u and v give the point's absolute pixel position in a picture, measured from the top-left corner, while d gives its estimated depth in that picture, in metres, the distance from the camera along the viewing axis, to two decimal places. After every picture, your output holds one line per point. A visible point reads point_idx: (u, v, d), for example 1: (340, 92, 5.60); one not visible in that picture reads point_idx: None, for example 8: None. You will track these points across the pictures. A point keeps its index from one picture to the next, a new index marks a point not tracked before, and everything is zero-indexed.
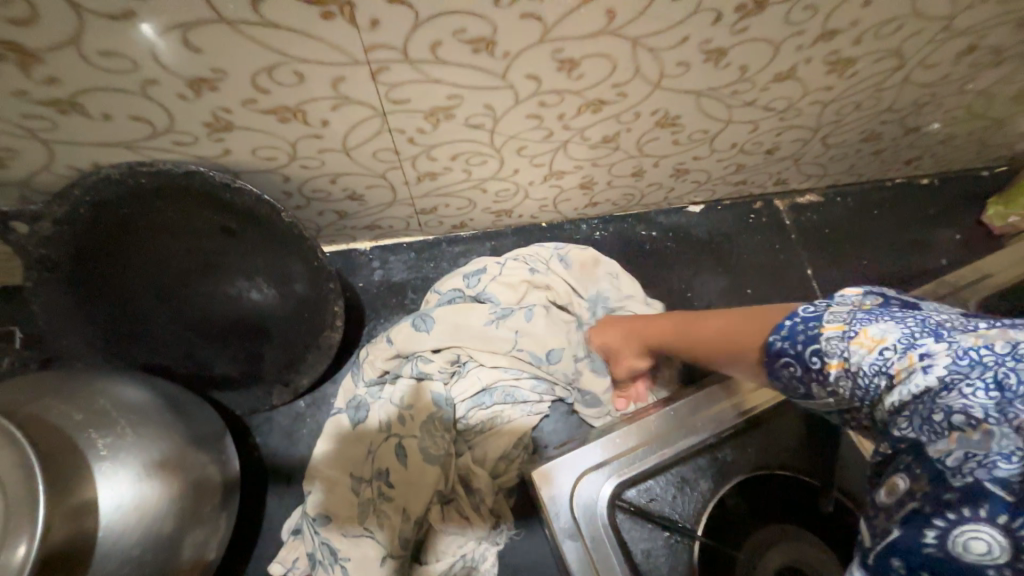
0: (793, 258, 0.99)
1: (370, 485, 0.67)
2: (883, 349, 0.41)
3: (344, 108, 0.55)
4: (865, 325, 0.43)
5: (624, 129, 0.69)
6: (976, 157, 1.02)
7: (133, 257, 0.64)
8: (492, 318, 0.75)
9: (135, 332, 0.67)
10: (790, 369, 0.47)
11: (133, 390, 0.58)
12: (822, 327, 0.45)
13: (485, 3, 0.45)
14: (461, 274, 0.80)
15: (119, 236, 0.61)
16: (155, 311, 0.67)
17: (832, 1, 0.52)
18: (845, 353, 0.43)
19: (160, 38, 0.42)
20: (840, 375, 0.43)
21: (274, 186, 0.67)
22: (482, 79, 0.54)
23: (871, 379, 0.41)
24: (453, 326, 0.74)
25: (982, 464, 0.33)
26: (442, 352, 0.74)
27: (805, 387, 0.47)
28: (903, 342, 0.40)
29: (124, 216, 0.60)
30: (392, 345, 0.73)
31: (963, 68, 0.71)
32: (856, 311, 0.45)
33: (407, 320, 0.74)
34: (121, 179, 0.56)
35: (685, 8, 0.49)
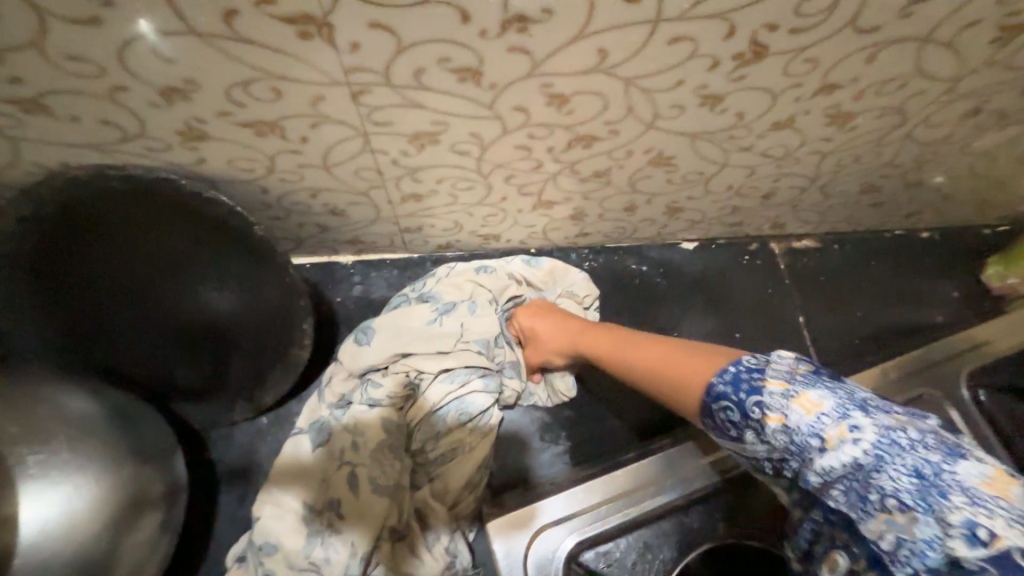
0: (785, 303, 0.97)
1: (320, 515, 0.64)
2: (820, 413, 0.46)
3: (324, 126, 0.53)
4: (806, 389, 0.47)
5: (616, 165, 0.67)
6: (978, 215, 1.00)
7: (96, 260, 0.60)
8: (435, 315, 0.74)
9: (95, 337, 0.64)
10: (726, 412, 0.51)
11: (79, 399, 0.56)
12: (766, 382, 0.49)
13: (470, 34, 0.43)
14: (410, 285, 0.80)
15: (85, 238, 0.59)
16: (117, 317, 0.64)
17: (833, 56, 0.51)
18: (786, 410, 0.47)
19: (129, 46, 0.41)
20: (778, 430, 0.47)
21: (252, 197, 0.65)
22: (468, 108, 0.52)
23: (805, 439, 0.46)
24: (395, 332, 0.72)
25: (914, 553, 0.41)
26: (388, 369, 0.71)
27: (737, 430, 0.50)
28: (836, 413, 0.46)
29: (92, 218, 0.58)
30: (342, 364, 0.72)
31: (966, 129, 0.69)
32: (794, 372, 0.49)
33: (349, 338, 0.73)
34: (90, 181, 0.55)
35: (681, 52, 0.48)
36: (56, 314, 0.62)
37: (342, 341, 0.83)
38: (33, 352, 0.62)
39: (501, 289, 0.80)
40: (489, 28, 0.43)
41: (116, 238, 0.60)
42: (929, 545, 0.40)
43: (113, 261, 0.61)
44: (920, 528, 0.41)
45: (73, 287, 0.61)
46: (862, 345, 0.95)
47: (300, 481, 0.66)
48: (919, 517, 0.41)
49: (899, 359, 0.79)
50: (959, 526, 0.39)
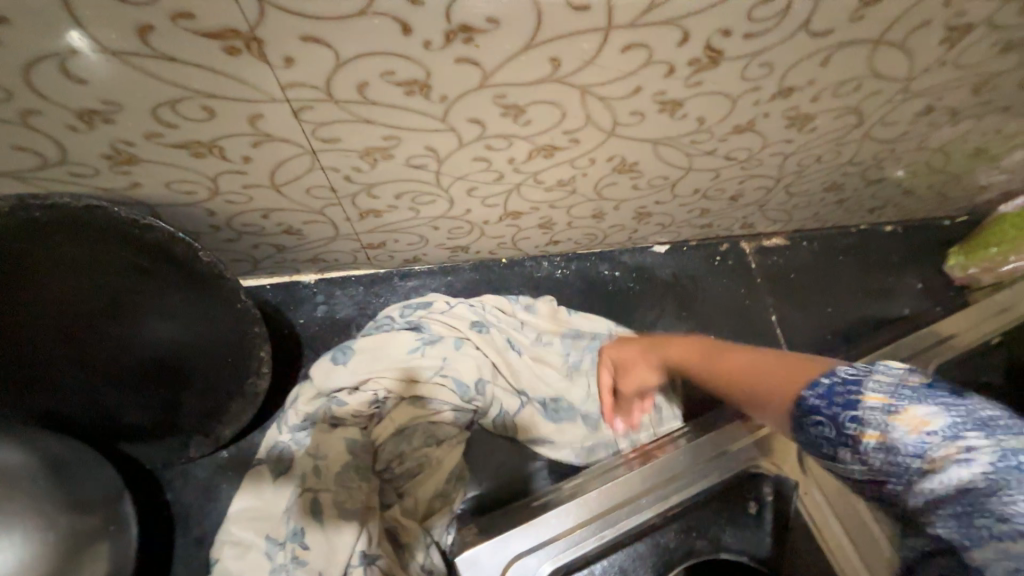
0: (758, 302, 0.97)
1: (284, 548, 0.60)
2: (927, 432, 0.39)
3: (266, 145, 0.50)
4: (912, 404, 0.40)
5: (580, 173, 0.66)
6: (938, 207, 1.03)
7: (21, 296, 0.54)
8: (418, 344, 0.72)
9: (31, 381, 0.59)
10: (820, 428, 0.44)
11: (12, 451, 0.50)
12: (863, 394, 0.42)
13: (413, 46, 0.41)
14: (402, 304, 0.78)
15: (14, 282, 0.53)
16: (53, 358, 0.59)
17: (788, 59, 0.50)
18: (885, 426, 0.40)
19: (33, 68, 0.37)
20: (877, 449, 0.40)
21: (197, 219, 0.61)
22: (420, 121, 0.50)
23: (912, 462, 0.39)
24: (373, 356, 0.70)
25: None
26: (358, 394, 0.68)
27: (832, 449, 0.44)
28: (947, 432, 0.38)
29: (23, 259, 0.52)
30: (311, 384, 0.68)
31: (922, 127, 0.70)
32: (901, 384, 0.42)
33: (327, 354, 0.69)
34: (10, 214, 0.49)
35: (635, 59, 0.46)
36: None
37: (307, 363, 0.80)
38: None
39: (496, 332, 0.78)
40: (433, 39, 0.40)
41: (44, 273, 0.54)
42: None
43: (44, 302, 0.55)
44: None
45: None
46: (834, 341, 0.96)
47: (263, 516, 0.63)
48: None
49: (868, 355, 0.80)
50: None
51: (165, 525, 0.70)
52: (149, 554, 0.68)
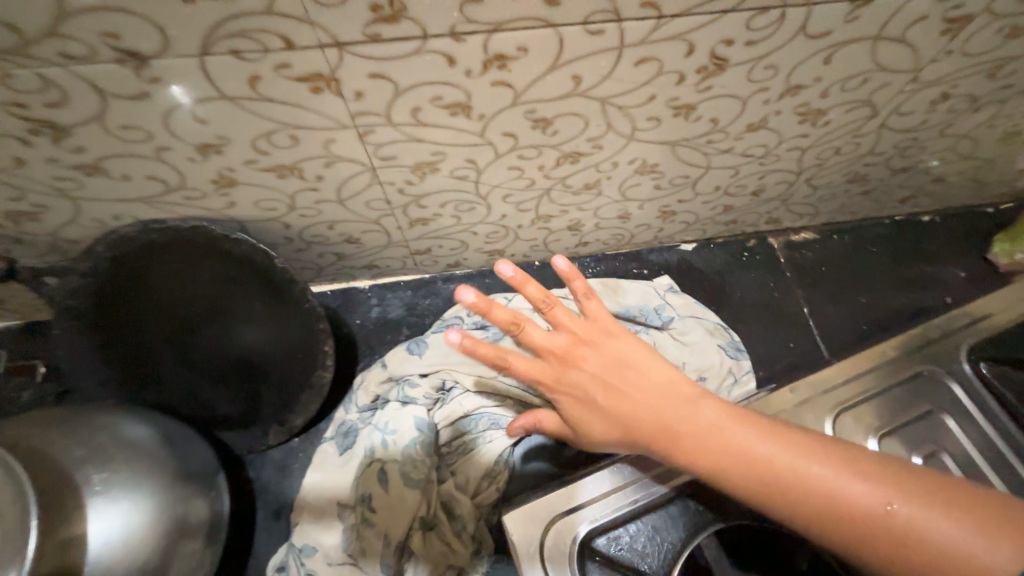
0: (789, 296, 0.98)
1: (354, 510, 0.69)
2: None
3: (336, 165, 0.60)
4: None
5: (604, 177, 0.72)
6: (975, 194, 1.01)
7: (146, 305, 0.67)
8: (484, 343, 0.80)
9: (143, 377, 0.71)
10: None
11: (136, 427, 0.61)
12: None
13: (458, 75, 0.49)
14: (467, 305, 0.85)
15: (134, 287, 0.66)
16: (162, 356, 0.71)
17: (791, 61, 0.55)
18: None
19: (171, 113, 0.48)
20: None
21: (276, 233, 0.72)
22: (462, 137, 0.58)
23: None
24: (446, 351, 0.79)
25: None
26: (429, 377, 0.77)
27: None
28: None
29: (138, 268, 0.65)
30: (385, 368, 0.78)
31: (940, 114, 0.72)
32: None
33: (402, 345, 0.79)
34: (137, 236, 0.62)
35: (648, 70, 0.53)
36: (113, 358, 0.69)
37: (364, 359, 0.89)
38: (97, 392, 0.70)
39: None
40: (474, 67, 0.48)
41: (161, 286, 0.67)
42: None
43: (154, 305, 0.68)
44: None
45: (126, 333, 0.69)
46: (870, 331, 0.96)
47: (332, 486, 0.72)
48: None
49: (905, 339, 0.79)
50: None
51: (247, 500, 0.80)
52: (236, 525, 0.78)
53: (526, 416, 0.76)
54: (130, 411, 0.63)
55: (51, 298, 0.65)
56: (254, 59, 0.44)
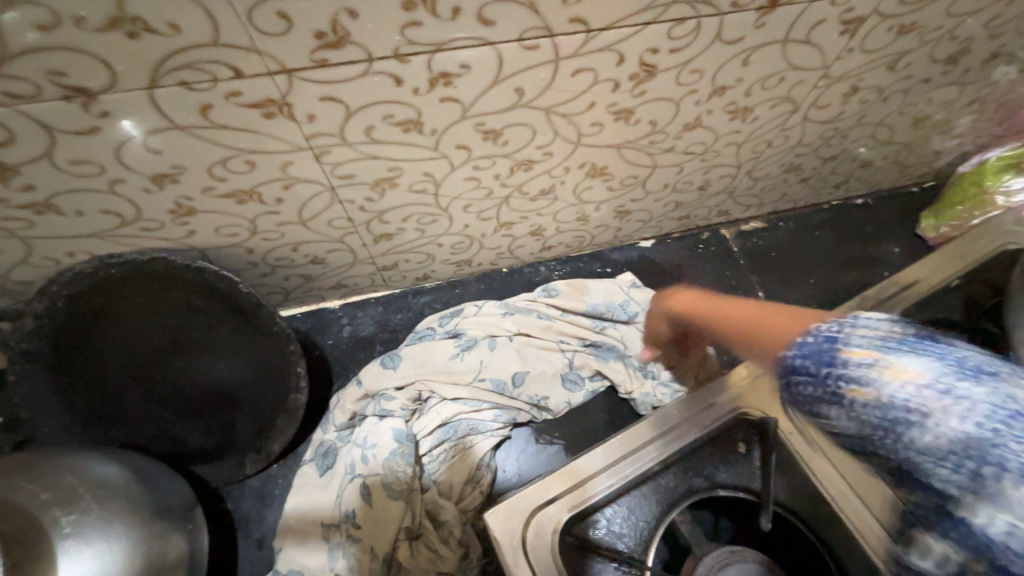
0: (744, 282, 1.04)
1: (339, 528, 0.68)
2: (920, 383, 0.38)
3: (295, 186, 0.61)
4: (899, 356, 0.40)
5: (558, 182, 0.76)
6: (900, 177, 1.11)
7: (107, 341, 0.66)
8: (457, 350, 0.81)
9: (107, 417, 0.69)
10: (806, 387, 0.44)
11: (105, 466, 0.59)
12: (851, 353, 0.42)
13: (406, 93, 0.52)
14: (438, 315, 0.87)
15: (93, 325, 0.64)
16: (126, 392, 0.69)
17: (713, 65, 0.61)
18: (876, 381, 0.40)
19: (123, 145, 0.49)
20: (871, 407, 0.40)
21: (239, 259, 0.72)
22: (417, 152, 0.61)
23: (903, 414, 0.38)
24: (420, 363, 0.80)
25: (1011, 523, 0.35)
26: (405, 389, 0.78)
27: (818, 405, 0.43)
28: (939, 383, 0.38)
29: (97, 304, 0.63)
30: (360, 386, 0.78)
31: (854, 105, 0.79)
32: (889, 338, 0.42)
33: (376, 360, 0.80)
34: (93, 271, 0.61)
35: (585, 80, 0.57)
36: (74, 401, 0.67)
37: (338, 378, 0.89)
38: (57, 437, 0.67)
39: (531, 327, 0.86)
40: (420, 85, 0.51)
41: (122, 321, 0.65)
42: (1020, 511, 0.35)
43: (117, 340, 0.66)
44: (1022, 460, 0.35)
45: (86, 372, 0.66)
46: (821, 309, 1.02)
47: (315, 507, 0.71)
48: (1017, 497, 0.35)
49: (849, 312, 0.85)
50: None
51: (227, 533, 0.78)
52: (217, 560, 0.76)
53: (504, 420, 0.78)
54: (100, 453, 0.61)
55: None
56: (204, 89, 0.45)
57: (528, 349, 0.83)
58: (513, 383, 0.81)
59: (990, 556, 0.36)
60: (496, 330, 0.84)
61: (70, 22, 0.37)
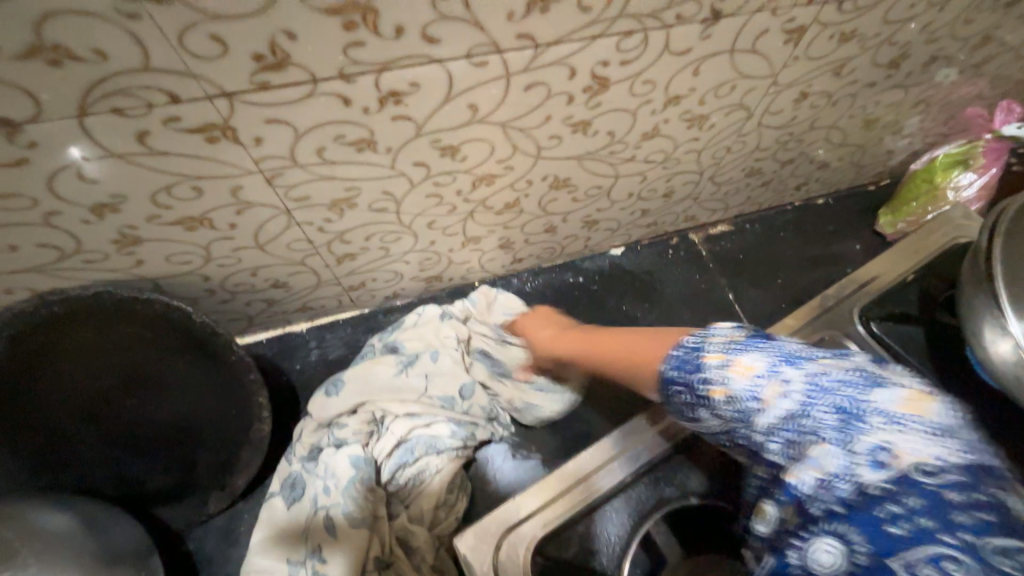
0: (714, 286, 1.06)
1: (305, 565, 0.65)
2: (756, 375, 0.44)
3: (248, 211, 0.60)
4: (741, 355, 0.46)
5: (522, 195, 0.76)
6: (857, 176, 1.14)
7: (50, 383, 0.61)
8: (399, 368, 0.79)
9: (56, 463, 0.64)
10: (679, 395, 0.48)
11: (52, 515, 0.55)
12: (706, 358, 0.47)
13: (356, 113, 0.51)
14: (377, 334, 0.84)
15: (34, 367, 0.59)
16: (77, 436, 0.64)
17: (665, 76, 0.62)
18: (727, 380, 0.45)
19: (56, 176, 0.47)
20: (725, 404, 0.45)
21: (195, 286, 0.70)
22: (373, 171, 0.60)
23: (750, 405, 0.44)
24: (362, 383, 0.76)
25: (827, 489, 0.39)
26: (355, 412, 0.75)
27: (691, 410, 0.48)
28: (771, 371, 0.44)
29: (37, 344, 0.59)
30: (309, 416, 0.75)
31: (806, 110, 0.81)
32: (730, 342, 0.47)
33: (319, 389, 0.77)
34: (32, 308, 0.57)
35: (539, 94, 0.57)
36: (15, 449, 0.61)
37: (307, 404, 0.86)
38: None
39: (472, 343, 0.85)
40: (370, 105, 0.51)
41: (67, 361, 0.61)
42: (838, 479, 0.39)
43: (63, 382, 0.61)
44: (833, 463, 0.39)
45: (28, 418, 0.60)
46: (789, 308, 1.04)
47: (281, 542, 0.67)
48: (831, 451, 0.40)
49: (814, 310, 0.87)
50: (865, 455, 0.39)
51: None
52: None
53: (462, 435, 0.76)
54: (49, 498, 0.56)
55: None
56: (140, 115, 0.44)
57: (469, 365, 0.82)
58: (461, 396, 0.79)
59: (803, 517, 0.40)
60: (440, 346, 0.82)
61: None
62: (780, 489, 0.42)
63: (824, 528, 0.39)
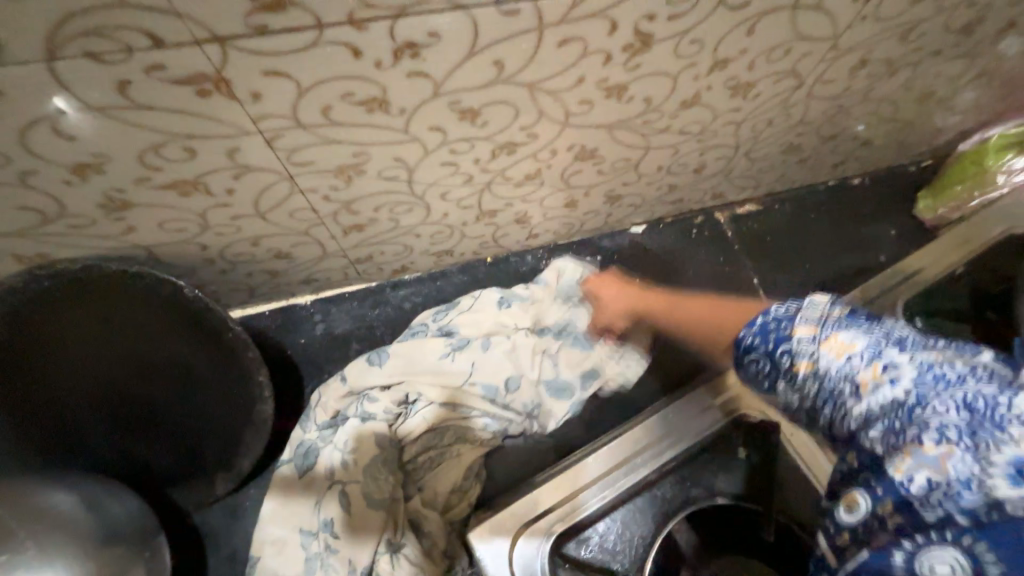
0: (738, 269, 1.00)
1: (317, 538, 0.64)
2: (852, 356, 0.41)
3: (247, 176, 0.54)
4: (835, 332, 0.42)
5: (544, 166, 0.70)
6: (899, 155, 1.07)
7: (49, 366, 0.59)
8: (448, 350, 0.77)
9: (63, 444, 0.63)
10: (759, 364, 0.47)
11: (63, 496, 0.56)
12: (794, 329, 0.44)
13: (367, 68, 0.45)
14: (431, 309, 0.83)
15: (32, 348, 0.58)
16: (82, 418, 0.62)
17: (714, 35, 0.54)
18: (815, 355, 0.42)
19: (29, 130, 0.41)
20: (810, 378, 0.42)
21: (193, 255, 0.65)
22: (385, 136, 0.54)
23: (839, 385, 0.41)
24: (408, 359, 0.76)
25: (947, 494, 0.33)
26: (390, 391, 0.73)
27: (770, 381, 0.46)
28: (873, 354, 0.40)
29: (34, 324, 0.57)
30: (345, 382, 0.74)
31: (861, 80, 0.74)
32: (827, 316, 0.44)
33: (362, 356, 0.76)
34: (27, 287, 0.55)
35: (573, 52, 0.50)
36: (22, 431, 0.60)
37: (312, 380, 0.83)
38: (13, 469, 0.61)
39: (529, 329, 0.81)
40: (384, 58, 0.44)
41: (65, 342, 0.59)
42: (963, 485, 0.33)
43: (65, 362, 0.60)
44: (955, 464, 0.34)
45: (33, 399, 0.60)
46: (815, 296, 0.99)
47: (293, 517, 0.66)
48: (955, 452, 0.34)
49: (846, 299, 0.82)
50: (1004, 466, 0.33)
51: (198, 547, 0.74)
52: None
53: (494, 428, 0.75)
54: (58, 478, 0.57)
55: None
56: (118, 62, 0.38)
57: (519, 352, 0.78)
58: (504, 389, 0.76)
59: (911, 518, 0.34)
60: (493, 332, 0.80)
61: None
62: (876, 479, 0.37)
63: (942, 536, 0.33)
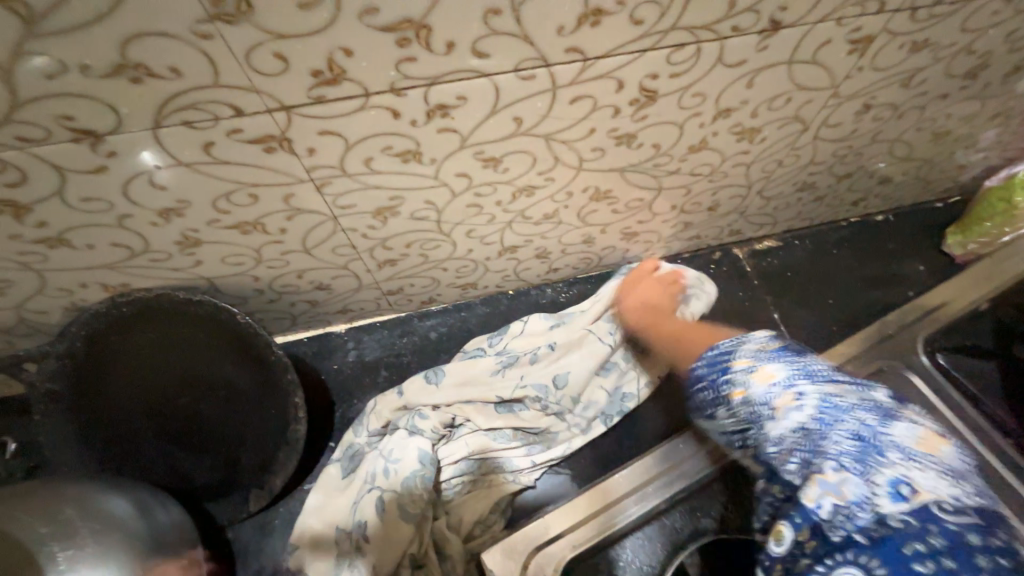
0: (759, 303, 1.01)
1: (349, 537, 0.68)
2: (773, 384, 0.49)
3: (298, 218, 0.62)
4: (764, 364, 0.51)
5: (562, 206, 0.75)
6: (923, 192, 1.07)
7: (118, 381, 0.68)
8: (499, 369, 0.82)
9: (121, 455, 0.69)
10: (706, 392, 0.54)
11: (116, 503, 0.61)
12: (734, 361, 0.53)
13: (404, 126, 0.52)
14: (486, 334, 0.88)
15: (106, 365, 0.67)
16: (139, 431, 0.69)
17: (715, 88, 0.60)
18: (746, 384, 0.50)
19: (130, 181, 0.50)
20: (742, 404, 0.49)
21: (246, 286, 0.73)
22: (417, 182, 0.61)
23: (765, 409, 0.48)
24: (461, 380, 0.81)
25: (847, 516, 0.39)
26: (440, 411, 0.78)
27: (712, 408, 0.53)
28: (789, 383, 0.48)
29: (110, 345, 0.66)
30: (402, 396, 0.79)
31: (868, 122, 0.77)
32: (760, 351, 0.53)
33: (420, 373, 0.81)
34: (109, 311, 0.65)
35: (584, 106, 0.57)
36: (91, 440, 0.68)
37: (343, 404, 0.89)
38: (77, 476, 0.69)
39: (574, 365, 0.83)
40: (418, 118, 0.52)
41: (134, 360, 0.67)
42: (857, 502, 0.40)
43: (131, 378, 0.68)
44: (852, 489, 0.40)
45: (102, 411, 0.68)
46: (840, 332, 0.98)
47: (329, 516, 0.71)
48: (850, 477, 0.40)
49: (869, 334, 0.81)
50: (886, 486, 0.40)
51: (228, 561, 0.78)
52: None
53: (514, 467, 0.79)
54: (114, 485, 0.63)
55: (28, 383, 0.66)
56: (206, 127, 0.46)
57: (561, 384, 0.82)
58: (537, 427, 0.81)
59: (824, 544, 0.40)
60: (546, 360, 0.83)
61: (76, 70, 0.39)
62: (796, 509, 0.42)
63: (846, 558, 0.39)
